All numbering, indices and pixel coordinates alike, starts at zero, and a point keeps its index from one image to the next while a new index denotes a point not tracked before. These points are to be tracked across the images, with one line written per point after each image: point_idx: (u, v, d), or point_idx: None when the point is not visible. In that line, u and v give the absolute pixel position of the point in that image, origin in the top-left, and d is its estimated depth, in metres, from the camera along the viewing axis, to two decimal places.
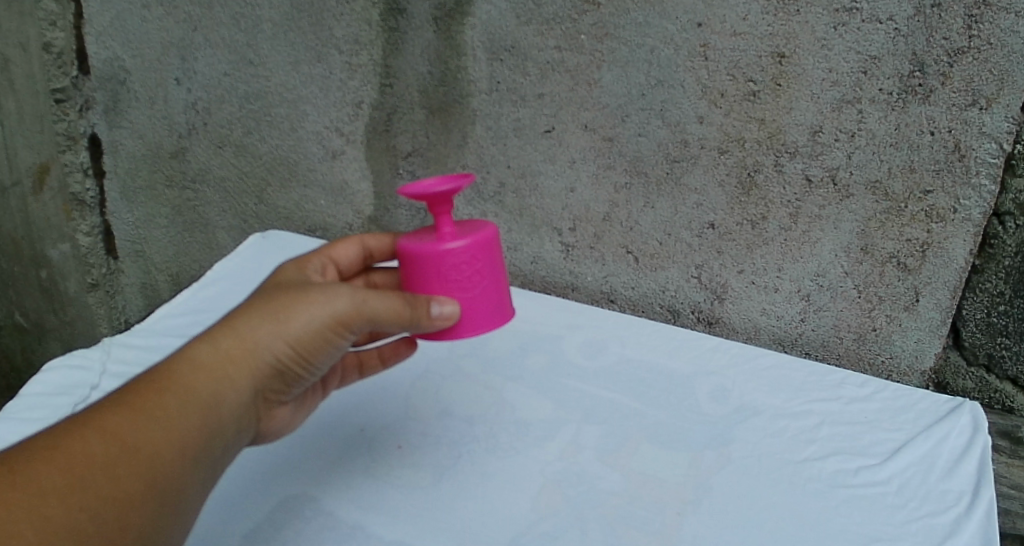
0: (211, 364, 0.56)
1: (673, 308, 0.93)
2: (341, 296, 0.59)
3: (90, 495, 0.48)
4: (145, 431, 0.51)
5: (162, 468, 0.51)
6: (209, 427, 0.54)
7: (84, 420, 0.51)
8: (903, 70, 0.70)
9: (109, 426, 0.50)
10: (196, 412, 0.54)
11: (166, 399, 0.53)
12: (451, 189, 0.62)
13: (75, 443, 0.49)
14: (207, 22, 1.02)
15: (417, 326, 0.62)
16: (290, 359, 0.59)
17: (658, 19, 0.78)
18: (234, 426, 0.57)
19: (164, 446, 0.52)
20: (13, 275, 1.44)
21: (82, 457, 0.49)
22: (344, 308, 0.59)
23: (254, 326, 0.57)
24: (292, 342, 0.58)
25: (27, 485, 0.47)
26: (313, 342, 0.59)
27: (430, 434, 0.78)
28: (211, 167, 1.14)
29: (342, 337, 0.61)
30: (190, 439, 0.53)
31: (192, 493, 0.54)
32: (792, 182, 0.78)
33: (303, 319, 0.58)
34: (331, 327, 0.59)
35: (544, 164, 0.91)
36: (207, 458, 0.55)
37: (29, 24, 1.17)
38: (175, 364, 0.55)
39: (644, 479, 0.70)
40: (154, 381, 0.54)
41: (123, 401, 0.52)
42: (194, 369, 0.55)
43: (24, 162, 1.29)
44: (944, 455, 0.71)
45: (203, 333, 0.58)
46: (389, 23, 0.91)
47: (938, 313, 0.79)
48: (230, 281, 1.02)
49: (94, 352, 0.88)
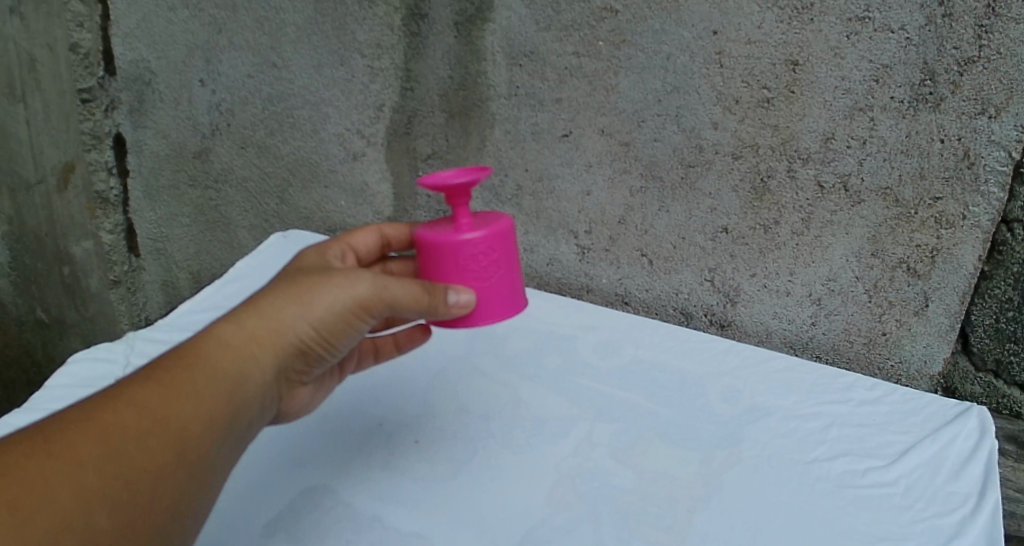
0: (238, 344, 0.57)
1: (686, 311, 0.94)
2: (363, 281, 0.61)
3: (124, 464, 0.49)
4: (176, 405, 0.52)
5: (191, 442, 0.52)
6: (235, 403, 0.56)
7: (116, 392, 0.52)
8: (914, 79, 0.71)
9: (141, 399, 0.52)
10: (224, 388, 0.55)
11: (195, 374, 0.54)
12: (469, 181, 0.63)
13: (109, 414, 0.50)
14: (232, 25, 1.04)
15: (434, 313, 0.63)
16: (312, 341, 0.60)
17: (675, 26, 0.79)
18: (258, 404, 0.58)
19: (193, 421, 0.53)
20: (37, 271, 1.46)
21: (116, 427, 0.50)
22: (365, 292, 0.61)
23: (280, 307, 0.59)
24: (315, 324, 0.60)
25: (63, 454, 0.48)
26: (336, 325, 0.61)
27: (446, 429, 0.79)
28: (233, 167, 1.15)
29: (362, 321, 0.62)
30: (217, 414, 0.54)
31: (219, 467, 0.55)
32: (804, 188, 0.80)
33: (326, 302, 0.60)
34: (353, 310, 0.61)
35: (562, 168, 0.92)
36: (233, 434, 0.56)
37: (58, 26, 1.20)
38: (202, 342, 0.56)
39: (656, 476, 0.72)
40: (182, 357, 0.55)
41: (153, 375, 0.54)
42: (221, 347, 0.56)
43: (48, 161, 1.31)
44: (951, 457, 0.72)
45: (228, 314, 0.59)
46: (410, 28, 0.92)
47: (947, 318, 0.80)
48: (247, 279, 1.04)
49: (118, 346, 0.91)
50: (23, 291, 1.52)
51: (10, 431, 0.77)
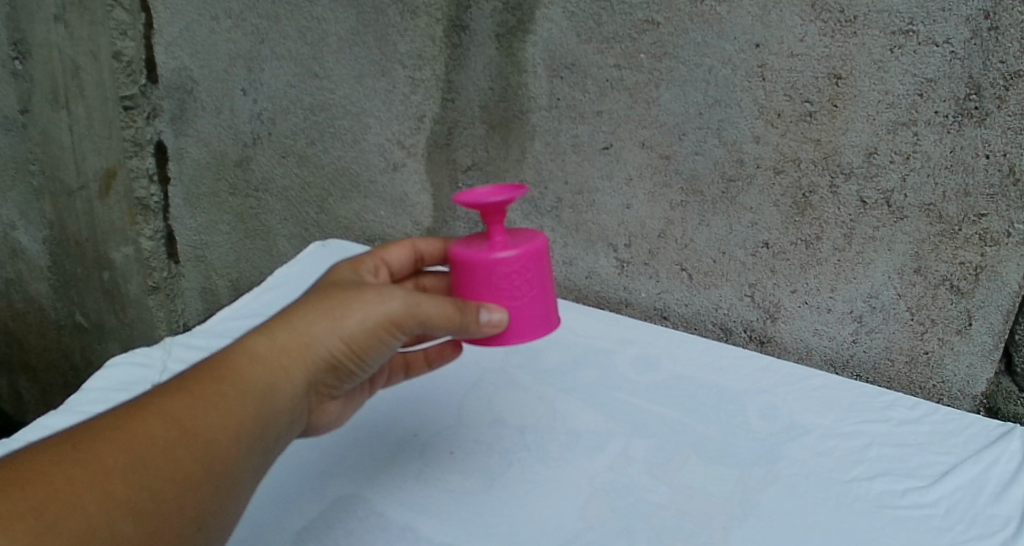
0: (268, 357, 0.57)
1: (725, 326, 0.93)
2: (395, 297, 0.61)
3: (150, 474, 0.49)
4: (205, 416, 0.52)
5: (218, 454, 0.52)
6: (263, 416, 0.56)
7: (146, 402, 0.52)
8: (959, 93, 0.70)
9: (168, 410, 0.52)
10: (252, 401, 0.55)
11: (224, 386, 0.54)
12: (505, 201, 0.62)
13: (137, 424, 0.50)
14: (274, 36, 1.05)
15: (465, 331, 0.63)
16: (343, 355, 0.60)
17: (716, 39, 0.78)
18: (287, 417, 0.58)
19: (221, 433, 0.53)
20: (77, 276, 1.49)
21: (143, 438, 0.50)
22: (397, 309, 0.61)
23: (311, 322, 0.59)
24: (346, 339, 0.60)
25: (91, 462, 0.48)
26: (367, 340, 0.61)
27: (480, 442, 0.79)
28: (274, 176, 1.16)
29: (394, 337, 0.62)
30: (245, 427, 0.54)
31: (246, 478, 0.55)
32: (846, 204, 0.79)
33: (357, 318, 0.60)
34: (384, 326, 0.61)
35: (602, 180, 0.92)
36: (261, 446, 0.56)
37: (101, 34, 1.22)
38: (233, 356, 0.56)
39: (693, 493, 0.71)
40: (213, 369, 0.55)
41: (183, 386, 0.54)
42: (252, 360, 0.57)
43: (90, 166, 1.33)
44: (993, 479, 0.70)
45: (260, 327, 0.59)
46: (451, 39, 0.93)
47: (991, 338, 0.78)
48: (285, 287, 1.04)
49: (155, 351, 0.92)
50: (64, 295, 1.54)
51: (47, 433, 0.78)
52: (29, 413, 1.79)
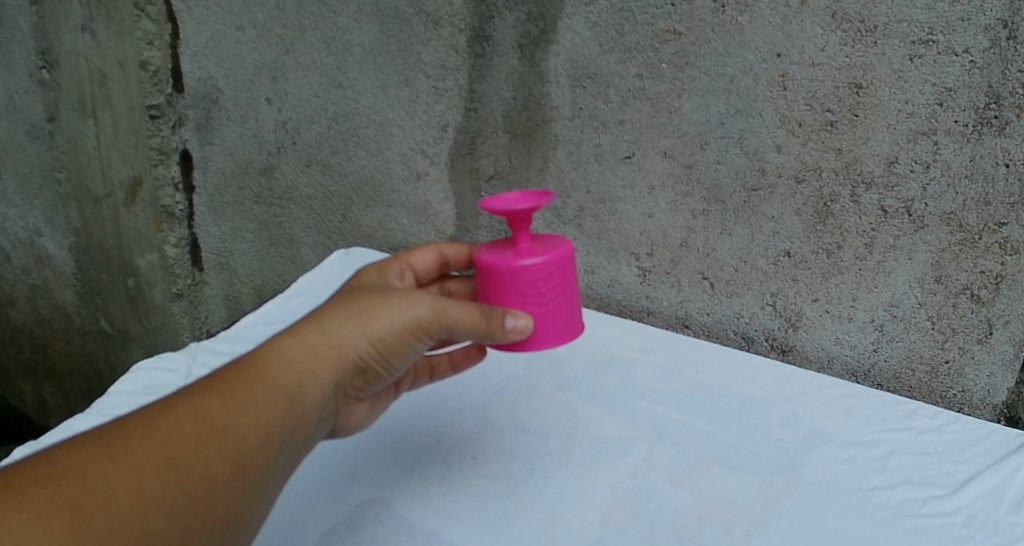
0: (298, 358, 0.58)
1: (747, 335, 0.93)
2: (422, 303, 0.62)
3: (184, 471, 0.49)
4: (236, 416, 0.53)
5: (249, 453, 0.53)
6: (292, 416, 0.56)
7: (178, 401, 0.53)
8: (979, 103, 0.70)
9: (201, 408, 0.52)
10: (282, 401, 0.56)
11: (255, 386, 0.55)
12: (531, 208, 0.63)
13: (170, 422, 0.51)
14: (299, 45, 1.06)
15: (491, 337, 0.64)
16: (370, 358, 0.61)
17: (738, 49, 0.79)
18: (315, 418, 0.59)
19: (252, 432, 0.53)
20: (103, 283, 1.51)
21: (176, 435, 0.50)
22: (424, 314, 0.61)
23: (341, 324, 0.60)
24: (374, 341, 0.60)
25: (125, 458, 0.48)
26: (394, 343, 0.61)
27: (505, 447, 0.79)
28: (298, 185, 1.17)
29: (420, 341, 0.63)
30: (274, 427, 0.55)
31: (274, 478, 0.55)
32: (868, 212, 0.79)
33: (385, 320, 0.61)
34: (411, 330, 0.61)
35: (624, 190, 0.92)
36: (289, 446, 0.56)
37: (128, 44, 1.23)
38: (263, 357, 0.57)
39: (715, 499, 0.71)
40: (243, 370, 0.56)
41: (214, 386, 0.54)
42: (281, 361, 0.57)
43: (116, 175, 1.35)
44: (1013, 488, 0.70)
45: (289, 329, 0.60)
46: (474, 49, 0.94)
47: (1011, 347, 0.78)
48: (310, 294, 1.05)
49: (180, 356, 0.93)
50: (90, 301, 1.56)
51: (72, 434, 0.79)
52: (53, 419, 1.81)
